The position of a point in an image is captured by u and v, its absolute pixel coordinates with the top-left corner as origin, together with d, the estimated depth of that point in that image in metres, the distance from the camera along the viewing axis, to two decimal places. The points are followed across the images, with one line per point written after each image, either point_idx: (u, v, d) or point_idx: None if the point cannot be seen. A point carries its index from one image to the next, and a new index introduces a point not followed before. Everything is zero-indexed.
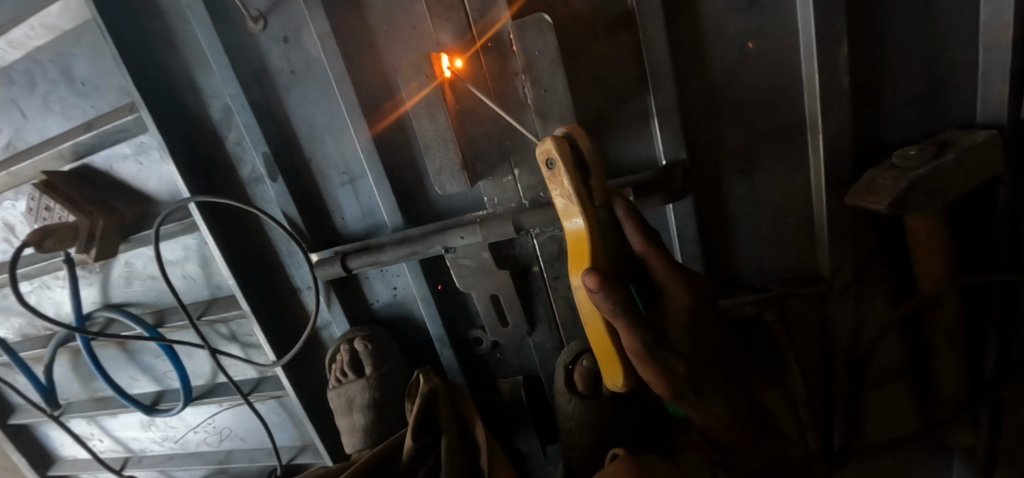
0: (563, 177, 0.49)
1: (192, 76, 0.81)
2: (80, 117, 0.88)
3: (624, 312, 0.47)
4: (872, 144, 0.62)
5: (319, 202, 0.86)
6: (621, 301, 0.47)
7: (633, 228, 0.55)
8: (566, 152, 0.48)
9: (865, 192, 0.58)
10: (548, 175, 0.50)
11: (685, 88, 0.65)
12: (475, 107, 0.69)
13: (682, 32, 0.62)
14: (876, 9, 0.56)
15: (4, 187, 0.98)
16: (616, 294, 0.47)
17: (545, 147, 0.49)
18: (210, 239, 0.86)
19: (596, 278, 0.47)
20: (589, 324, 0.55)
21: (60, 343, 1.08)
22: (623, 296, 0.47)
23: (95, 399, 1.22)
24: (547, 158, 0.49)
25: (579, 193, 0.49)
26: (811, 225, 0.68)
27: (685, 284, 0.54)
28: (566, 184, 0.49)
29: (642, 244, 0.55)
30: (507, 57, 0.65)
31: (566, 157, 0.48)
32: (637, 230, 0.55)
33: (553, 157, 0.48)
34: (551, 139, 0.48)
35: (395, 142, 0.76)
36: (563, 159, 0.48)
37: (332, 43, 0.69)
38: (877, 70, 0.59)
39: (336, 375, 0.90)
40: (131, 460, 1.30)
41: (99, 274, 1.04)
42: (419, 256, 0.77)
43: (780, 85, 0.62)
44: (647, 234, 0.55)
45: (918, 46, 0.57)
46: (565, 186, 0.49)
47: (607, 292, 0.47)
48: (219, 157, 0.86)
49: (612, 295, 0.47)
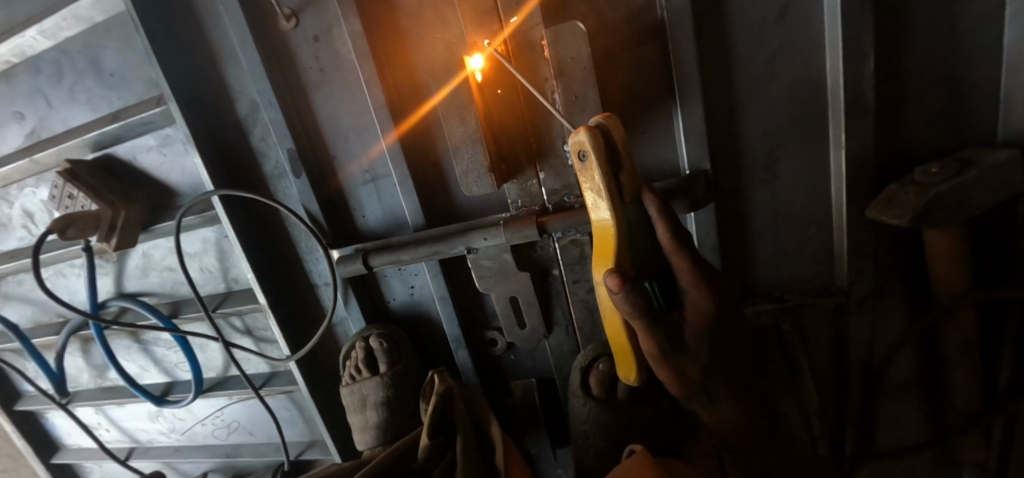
0: (595, 171, 0.48)
1: (220, 70, 0.82)
2: (106, 108, 0.89)
3: (643, 315, 0.48)
4: (893, 160, 0.64)
5: (340, 199, 0.87)
6: (638, 306, 0.47)
7: (665, 228, 0.50)
8: (600, 145, 0.47)
9: (885, 206, 0.59)
10: (581, 167, 0.49)
11: (711, 99, 0.66)
12: (499, 108, 0.70)
13: (709, 41, 0.63)
14: (902, 28, 0.57)
15: (26, 175, 0.99)
16: (636, 296, 0.47)
17: (577, 138, 0.48)
18: (232, 234, 0.87)
19: (617, 279, 0.46)
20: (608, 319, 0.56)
21: (73, 330, 1.09)
22: (631, 309, 0.47)
23: (105, 388, 1.22)
24: (580, 150, 0.48)
25: (608, 186, 0.48)
26: (831, 238, 0.70)
27: (711, 291, 0.50)
28: (597, 179, 0.48)
29: (670, 242, 0.50)
30: (539, 64, 0.66)
31: (599, 151, 0.47)
32: (667, 230, 0.50)
33: (585, 149, 0.47)
34: (585, 131, 0.47)
35: (421, 144, 0.78)
36: (595, 153, 0.47)
37: (363, 43, 0.70)
38: (903, 85, 0.60)
39: (351, 371, 0.91)
40: (136, 450, 1.29)
41: (116, 263, 1.04)
42: (441, 256, 0.77)
43: (804, 100, 0.63)
44: (677, 232, 0.50)
45: (941, 65, 0.58)
46: (595, 180, 0.49)
47: (627, 293, 0.47)
48: (242, 151, 0.87)
49: (623, 304, 0.47)
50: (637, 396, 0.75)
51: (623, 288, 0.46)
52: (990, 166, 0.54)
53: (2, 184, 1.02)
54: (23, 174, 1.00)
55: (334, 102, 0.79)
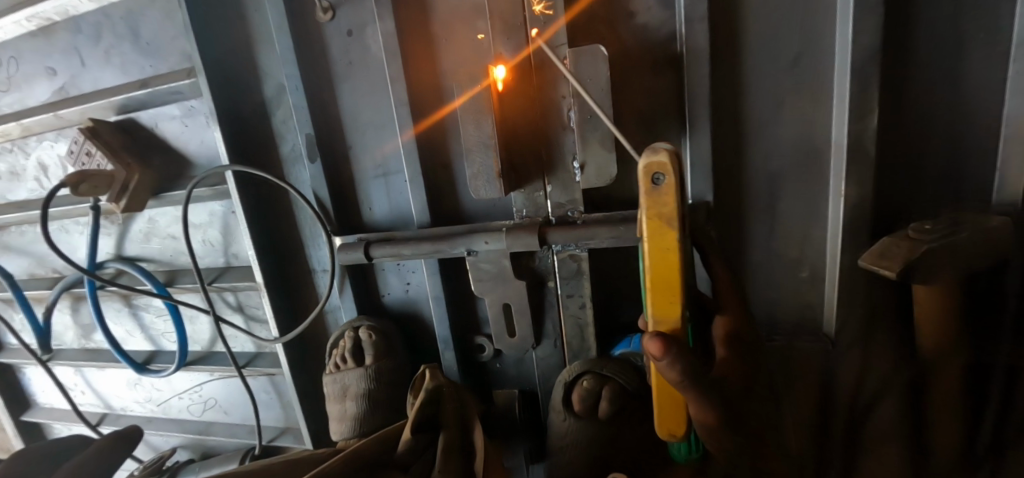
0: (673, 198, 0.38)
1: (253, 51, 0.85)
2: (137, 74, 0.92)
3: (695, 380, 0.40)
4: (889, 214, 0.66)
5: (350, 188, 0.88)
6: (689, 370, 0.39)
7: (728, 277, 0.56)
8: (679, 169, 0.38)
9: (878, 257, 0.60)
10: (652, 197, 0.38)
11: (720, 135, 0.68)
12: (515, 118, 0.73)
13: (722, 80, 0.66)
14: (906, 89, 0.60)
15: (47, 128, 1.02)
16: (685, 359, 0.39)
17: (652, 159, 0.37)
18: (239, 210, 0.89)
19: (662, 343, 0.39)
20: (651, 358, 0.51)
21: (67, 287, 1.09)
22: (682, 374, 0.39)
23: (89, 349, 1.22)
24: (655, 173, 0.37)
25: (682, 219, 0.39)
26: (823, 282, 0.71)
27: (744, 312, 0.54)
28: (675, 212, 0.38)
29: (728, 277, 0.56)
30: (558, 81, 0.69)
31: (679, 176, 0.38)
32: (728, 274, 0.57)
33: (666, 171, 0.37)
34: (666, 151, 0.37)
35: (436, 144, 0.80)
36: (677, 178, 0.37)
37: (394, 42, 0.74)
38: (903, 142, 0.62)
39: (336, 360, 0.92)
40: (107, 417, 1.28)
41: (120, 226, 1.05)
42: (442, 256, 0.79)
43: (807, 147, 0.66)
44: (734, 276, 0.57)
45: (942, 127, 0.61)
46: (672, 213, 0.38)
47: (673, 358, 0.39)
48: (262, 130, 0.89)
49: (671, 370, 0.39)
50: (620, 415, 0.75)
51: (670, 353, 0.39)
52: (975, 229, 0.57)
53: (22, 134, 1.04)
54: (45, 128, 1.02)
55: (358, 95, 0.82)
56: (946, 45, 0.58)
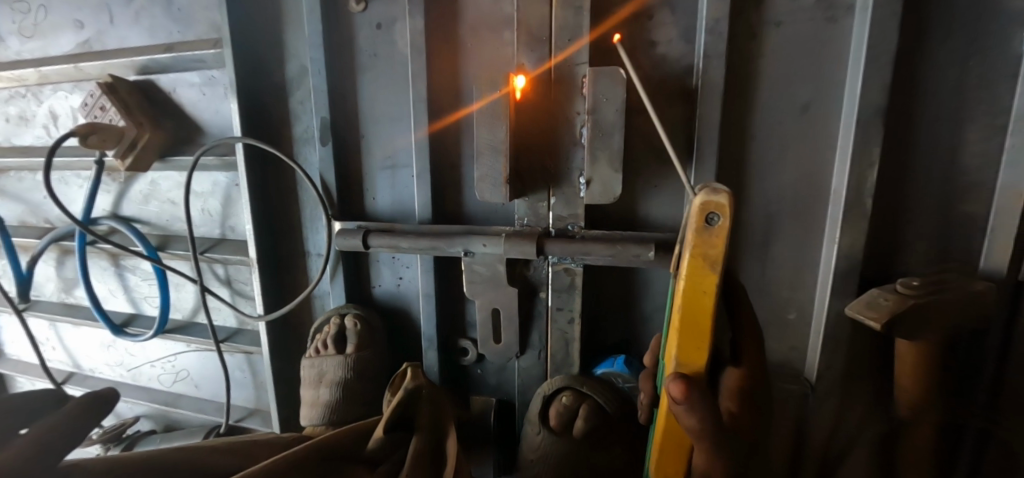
0: (723, 240, 0.38)
1: (281, 31, 0.86)
2: (163, 38, 0.93)
3: (712, 428, 0.43)
4: (879, 267, 0.67)
5: (356, 176, 0.89)
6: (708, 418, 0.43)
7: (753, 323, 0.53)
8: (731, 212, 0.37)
9: (864, 307, 0.61)
10: (703, 236, 0.38)
11: (725, 170, 0.70)
12: (528, 128, 0.74)
13: (732, 118, 0.68)
14: (906, 149, 0.63)
15: (65, 79, 1.02)
16: (703, 409, 0.42)
17: (706, 199, 0.37)
18: (244, 183, 0.89)
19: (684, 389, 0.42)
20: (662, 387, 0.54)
21: (56, 239, 1.08)
22: (700, 420, 0.43)
23: (67, 304, 1.20)
24: (709, 213, 0.37)
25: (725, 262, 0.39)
26: (809, 327, 0.72)
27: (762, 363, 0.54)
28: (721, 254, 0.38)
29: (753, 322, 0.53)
30: (574, 98, 0.71)
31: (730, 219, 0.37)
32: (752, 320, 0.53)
33: (722, 212, 0.37)
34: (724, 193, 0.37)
35: (448, 143, 0.82)
36: (731, 221, 0.37)
37: (421, 40, 0.76)
38: (899, 200, 0.64)
39: (318, 344, 0.92)
40: (74, 376, 1.25)
41: (120, 184, 1.05)
42: (439, 253, 0.79)
43: (806, 193, 0.68)
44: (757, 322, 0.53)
45: (937, 190, 0.63)
46: (717, 254, 0.38)
47: (694, 405, 0.42)
48: (277, 108, 0.90)
49: (689, 415, 0.43)
50: (593, 435, 0.75)
51: (691, 399, 0.42)
52: (959, 292, 0.59)
53: (38, 81, 1.05)
54: (63, 78, 1.03)
55: (378, 86, 0.83)
56: (948, 114, 0.60)
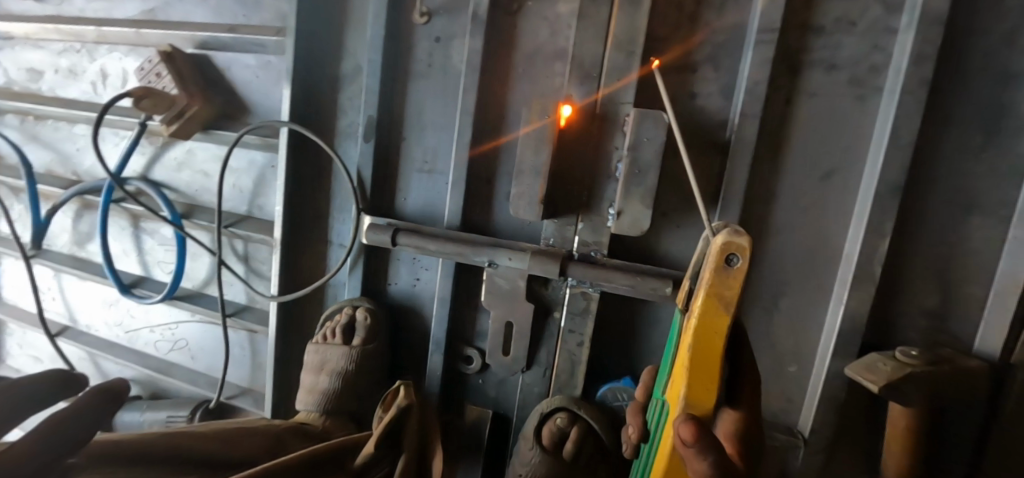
0: (739, 281, 0.40)
1: (343, 30, 0.91)
2: (228, 18, 0.96)
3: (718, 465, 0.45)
4: (880, 334, 0.71)
5: (392, 176, 0.92)
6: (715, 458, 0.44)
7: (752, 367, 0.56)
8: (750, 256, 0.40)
9: (864, 368, 0.64)
10: (721, 278, 0.40)
11: (747, 221, 0.74)
12: (568, 155, 0.78)
13: (760, 174, 0.73)
14: (917, 226, 0.67)
15: (124, 41, 1.06)
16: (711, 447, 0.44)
17: (726, 241, 0.40)
18: (281, 166, 0.92)
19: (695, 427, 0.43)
20: (659, 423, 0.54)
21: (81, 192, 1.10)
22: (711, 461, 0.44)
23: (77, 258, 1.20)
24: (728, 255, 0.39)
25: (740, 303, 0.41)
26: (807, 381, 0.75)
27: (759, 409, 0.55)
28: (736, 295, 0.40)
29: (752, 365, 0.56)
30: (615, 134, 0.76)
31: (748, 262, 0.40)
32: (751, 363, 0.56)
33: (742, 255, 0.39)
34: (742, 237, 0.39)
35: (487, 157, 0.86)
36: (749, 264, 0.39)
37: (477, 59, 0.81)
38: (906, 272, 0.69)
39: (326, 331, 0.93)
40: (68, 330, 1.24)
41: (157, 149, 1.08)
42: (464, 260, 0.82)
43: (819, 254, 0.72)
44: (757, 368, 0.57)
45: (942, 268, 0.67)
46: (733, 296, 0.40)
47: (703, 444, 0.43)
48: (326, 100, 0.94)
49: (700, 456, 0.44)
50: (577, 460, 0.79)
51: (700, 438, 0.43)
52: (954, 368, 0.63)
53: (96, 39, 1.08)
54: (121, 40, 1.06)
55: (428, 94, 0.88)
56: (958, 200, 0.65)
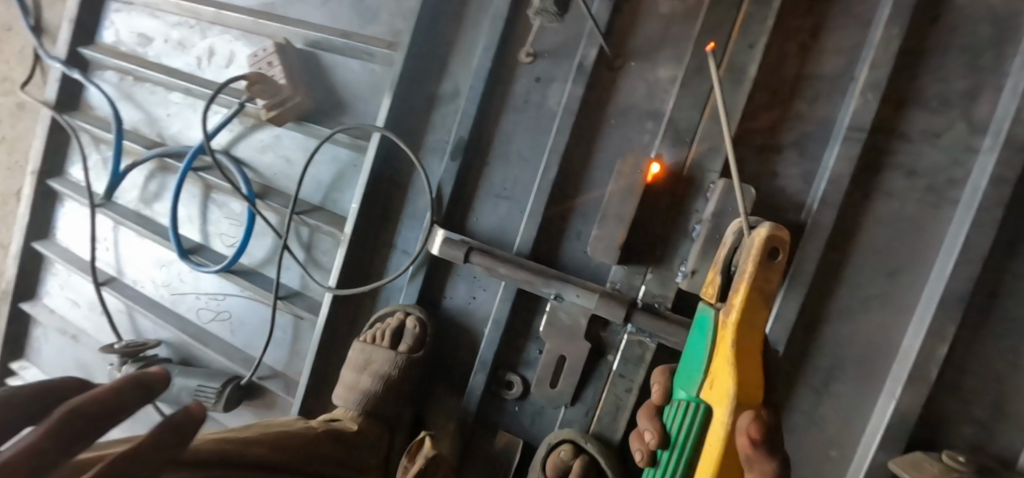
0: (779, 273, 0.48)
1: (449, 55, 0.98)
2: (344, 25, 1.04)
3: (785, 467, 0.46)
4: (927, 434, 0.73)
5: (469, 196, 0.97)
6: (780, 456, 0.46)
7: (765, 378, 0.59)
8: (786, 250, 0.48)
9: (910, 467, 0.66)
10: (764, 267, 0.47)
11: (810, 302, 0.78)
12: (648, 210, 0.83)
13: (829, 260, 0.77)
14: (975, 337, 0.70)
15: (239, 27, 1.13)
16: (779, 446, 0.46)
17: (771, 237, 0.47)
18: (367, 167, 0.97)
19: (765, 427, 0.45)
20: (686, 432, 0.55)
21: (164, 154, 1.15)
22: (776, 459, 0.46)
23: (141, 215, 1.25)
24: (773, 246, 0.47)
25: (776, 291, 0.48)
26: (847, 468, 0.76)
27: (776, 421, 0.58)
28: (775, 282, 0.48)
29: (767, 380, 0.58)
30: (697, 197, 0.80)
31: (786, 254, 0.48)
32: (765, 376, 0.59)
33: (783, 248, 0.47)
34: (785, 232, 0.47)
35: (566, 196, 0.90)
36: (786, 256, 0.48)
37: (575, 105, 0.87)
38: (959, 379, 0.71)
39: (375, 332, 0.96)
40: (115, 283, 1.27)
41: (246, 128, 1.13)
42: (531, 288, 0.85)
43: (876, 346, 0.75)
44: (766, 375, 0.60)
45: (996, 382, 0.70)
46: (773, 283, 0.48)
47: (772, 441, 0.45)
48: (420, 115, 1.00)
49: (768, 454, 0.46)
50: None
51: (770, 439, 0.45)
52: None
53: (213, 20, 1.16)
54: (236, 25, 1.13)
55: (519, 127, 0.93)
56: None
